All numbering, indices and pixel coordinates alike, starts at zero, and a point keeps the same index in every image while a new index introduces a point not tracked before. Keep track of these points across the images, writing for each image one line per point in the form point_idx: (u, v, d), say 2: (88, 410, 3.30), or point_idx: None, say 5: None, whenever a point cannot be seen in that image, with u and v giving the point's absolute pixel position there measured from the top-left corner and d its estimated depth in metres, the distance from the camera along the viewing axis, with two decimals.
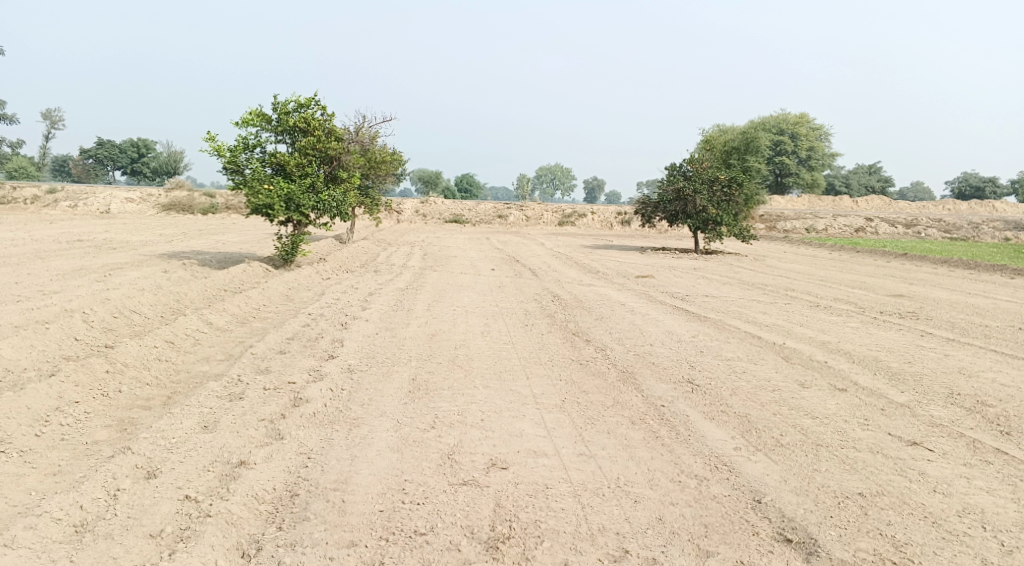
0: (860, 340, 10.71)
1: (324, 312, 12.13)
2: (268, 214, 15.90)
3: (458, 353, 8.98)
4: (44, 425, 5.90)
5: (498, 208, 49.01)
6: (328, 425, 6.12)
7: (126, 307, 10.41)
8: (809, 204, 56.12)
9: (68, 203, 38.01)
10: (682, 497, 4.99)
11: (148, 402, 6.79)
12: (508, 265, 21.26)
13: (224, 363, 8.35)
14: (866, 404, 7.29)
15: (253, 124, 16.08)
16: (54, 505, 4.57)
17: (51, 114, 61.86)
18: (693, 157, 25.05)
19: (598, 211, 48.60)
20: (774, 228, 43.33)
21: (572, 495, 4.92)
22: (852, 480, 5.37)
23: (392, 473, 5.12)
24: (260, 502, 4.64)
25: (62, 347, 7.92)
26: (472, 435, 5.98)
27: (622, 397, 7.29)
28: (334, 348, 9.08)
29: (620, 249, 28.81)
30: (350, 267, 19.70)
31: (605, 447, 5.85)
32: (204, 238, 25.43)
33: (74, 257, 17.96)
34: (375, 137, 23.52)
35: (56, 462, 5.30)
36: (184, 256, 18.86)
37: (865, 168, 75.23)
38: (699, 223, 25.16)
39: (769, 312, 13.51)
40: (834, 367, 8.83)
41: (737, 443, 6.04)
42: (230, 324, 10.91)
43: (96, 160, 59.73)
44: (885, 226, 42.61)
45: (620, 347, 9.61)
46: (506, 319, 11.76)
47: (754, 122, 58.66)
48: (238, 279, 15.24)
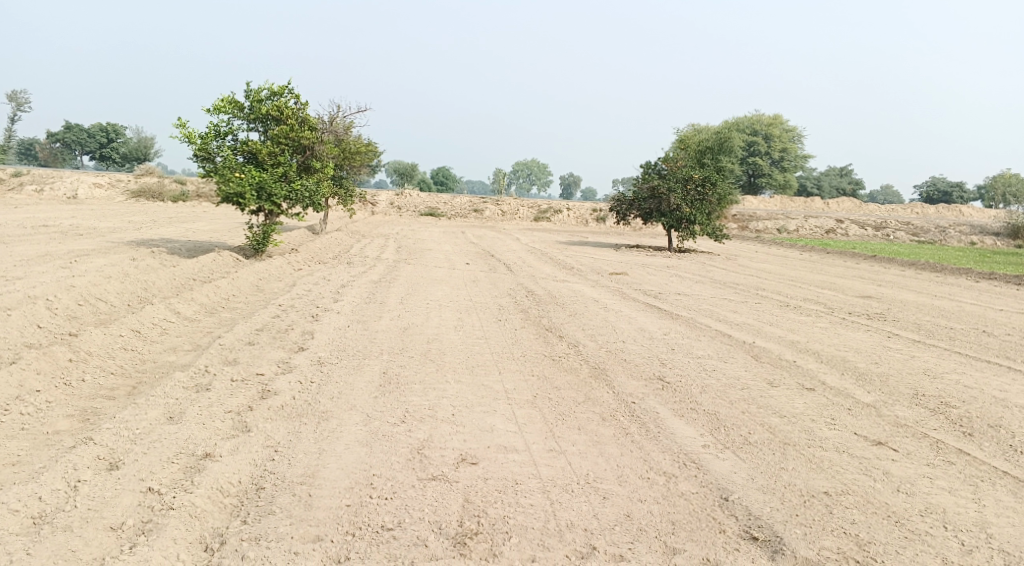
0: (828, 340, 10.87)
1: (295, 303, 11.99)
2: (239, 202, 15.68)
3: (430, 347, 8.94)
4: (3, 414, 5.75)
5: (474, 202, 48.93)
6: (296, 418, 6.05)
7: (92, 295, 10.20)
8: (782, 205, 56.88)
9: (34, 187, 37.16)
10: (650, 494, 5.01)
11: (112, 391, 6.66)
12: (482, 259, 21.24)
13: (191, 353, 8.22)
14: (833, 404, 7.39)
15: (225, 111, 15.83)
16: (12, 496, 4.45)
17: (17, 96, 60.44)
18: (668, 157, 25.31)
19: (574, 208, 48.79)
20: (747, 228, 43.84)
21: (541, 492, 4.91)
22: (817, 479, 5.43)
23: (361, 468, 5.07)
24: (225, 495, 4.57)
25: (23, 335, 7.73)
26: (442, 430, 5.95)
27: (593, 393, 7.30)
28: (304, 340, 8.98)
29: (595, 246, 28.92)
30: (323, 258, 19.52)
31: (576, 443, 5.86)
32: (174, 226, 25.04)
33: (39, 243, 17.55)
34: (350, 127, 23.32)
35: (14, 452, 5.17)
36: (153, 244, 18.54)
37: (836, 171, 76.39)
38: (673, 221, 25.32)
39: (740, 311, 13.66)
40: (803, 366, 8.94)
41: (706, 441, 6.08)
42: (198, 314, 10.75)
43: (64, 144, 58.51)
44: (855, 228, 43.32)
45: (592, 343, 9.63)
46: (480, 313, 11.74)
47: (729, 122, 59.22)
48: (208, 268, 15.01)
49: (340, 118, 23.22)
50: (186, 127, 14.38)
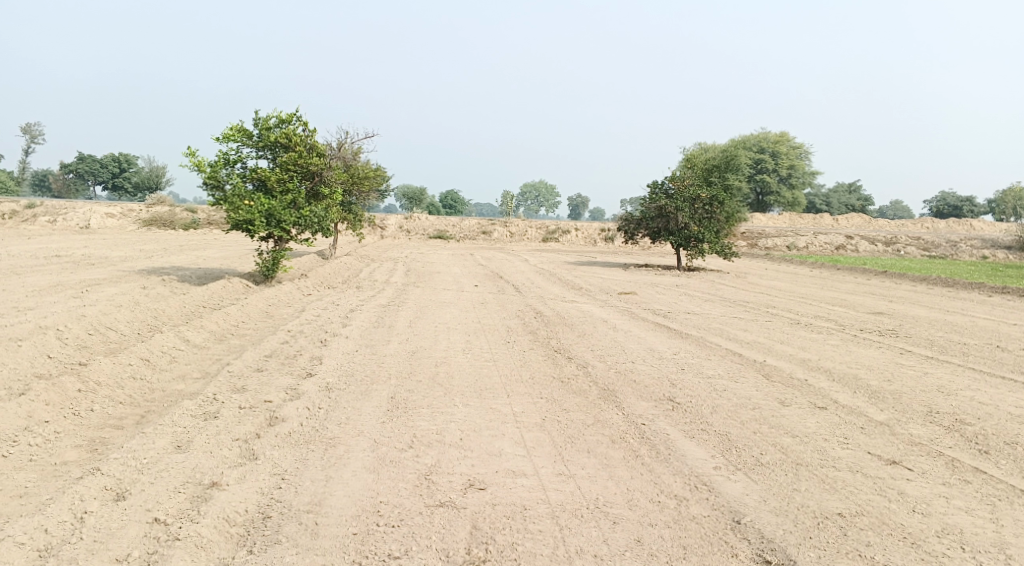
0: (840, 357, 10.77)
1: (304, 329, 12.02)
2: (249, 229, 15.80)
3: (438, 371, 8.92)
4: (12, 445, 5.76)
5: (482, 224, 49.05)
6: (303, 445, 6.03)
7: (102, 324, 10.26)
8: (791, 222, 56.78)
9: (47, 218, 37.58)
10: (661, 518, 4.95)
11: (120, 421, 6.66)
12: (491, 281, 21.25)
13: (200, 381, 8.23)
14: (845, 422, 7.29)
15: (234, 139, 16.00)
16: (18, 528, 4.45)
17: (31, 129, 61.30)
18: (675, 175, 25.22)
19: (582, 228, 48.85)
20: (756, 245, 43.72)
21: (550, 517, 4.86)
22: (831, 499, 5.36)
23: (368, 495, 5.04)
24: (231, 524, 4.55)
25: (33, 365, 7.76)
26: (450, 455, 5.92)
27: (603, 415, 7.25)
28: (313, 366, 8.98)
29: (604, 266, 28.90)
30: (332, 283, 19.60)
31: (585, 467, 5.81)
32: (185, 254, 25.20)
33: (51, 273, 17.70)
34: (358, 153, 23.51)
35: (22, 484, 5.17)
36: (164, 272, 18.68)
37: (845, 187, 76.22)
38: (681, 240, 25.28)
39: (750, 329, 13.57)
40: (814, 384, 8.85)
41: (717, 462, 6.01)
42: (208, 341, 10.78)
43: (77, 175, 59.25)
44: (865, 244, 43.12)
45: (601, 364, 9.58)
46: (488, 336, 11.72)
47: (736, 140, 59.28)
48: (218, 295, 15.09)
49: (348, 144, 23.42)
50: (196, 156, 14.55)
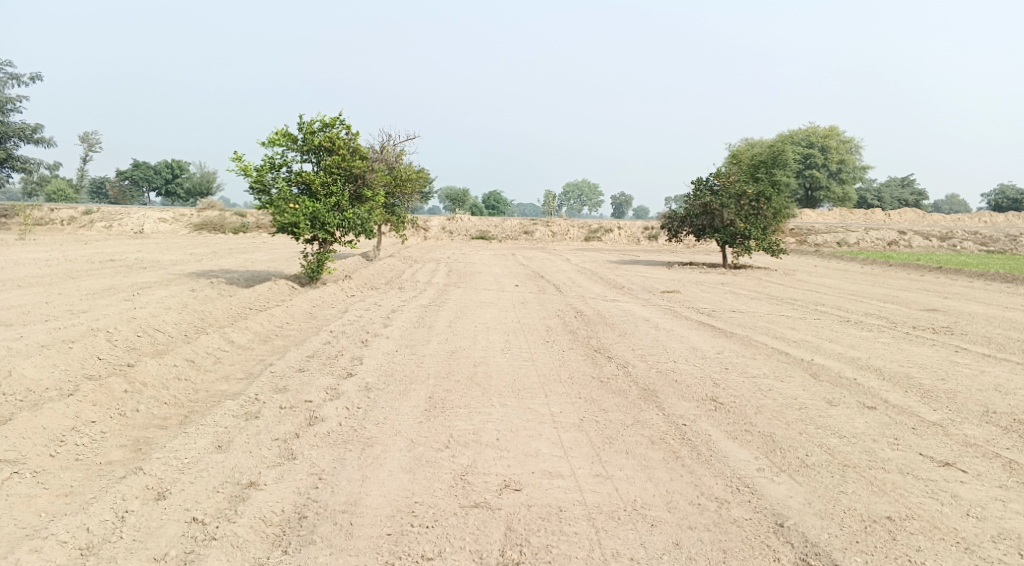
0: (891, 356, 10.40)
1: (346, 330, 12.13)
2: (294, 232, 16.05)
3: (477, 371, 8.89)
4: (60, 445, 5.91)
5: (524, 223, 49.00)
6: (341, 444, 6.05)
7: (150, 326, 10.50)
8: (841, 218, 55.34)
9: (103, 223, 38.80)
10: (701, 521, 4.82)
11: (164, 422, 6.80)
12: (532, 281, 21.16)
13: (243, 382, 8.35)
14: (896, 423, 7.02)
15: (279, 144, 16.25)
16: (62, 527, 4.55)
17: (89, 137, 63.42)
18: (720, 172, 24.77)
19: (625, 227, 48.42)
20: (805, 242, 42.71)
21: (586, 519, 4.77)
22: (880, 502, 5.15)
23: (403, 495, 5.02)
24: (267, 524, 4.58)
25: (84, 367, 7.97)
26: (486, 455, 5.88)
27: (643, 415, 7.13)
28: (353, 366, 9.05)
29: (647, 264, 28.56)
30: (375, 284, 19.77)
31: (623, 468, 5.70)
32: (233, 257, 25.76)
33: (105, 277, 18.25)
34: (400, 155, 23.67)
35: (68, 483, 5.30)
36: (213, 275, 19.11)
37: (898, 181, 73.96)
38: (727, 237, 24.82)
39: (797, 328, 13.22)
40: (864, 384, 8.55)
41: (761, 464, 5.83)
42: (252, 342, 10.95)
43: (132, 181, 61.11)
44: (919, 239, 41.77)
45: (642, 364, 9.43)
46: (528, 335, 11.65)
47: (783, 135, 57.97)
48: (263, 297, 15.35)
49: (390, 146, 23.59)
50: (242, 161, 14.83)
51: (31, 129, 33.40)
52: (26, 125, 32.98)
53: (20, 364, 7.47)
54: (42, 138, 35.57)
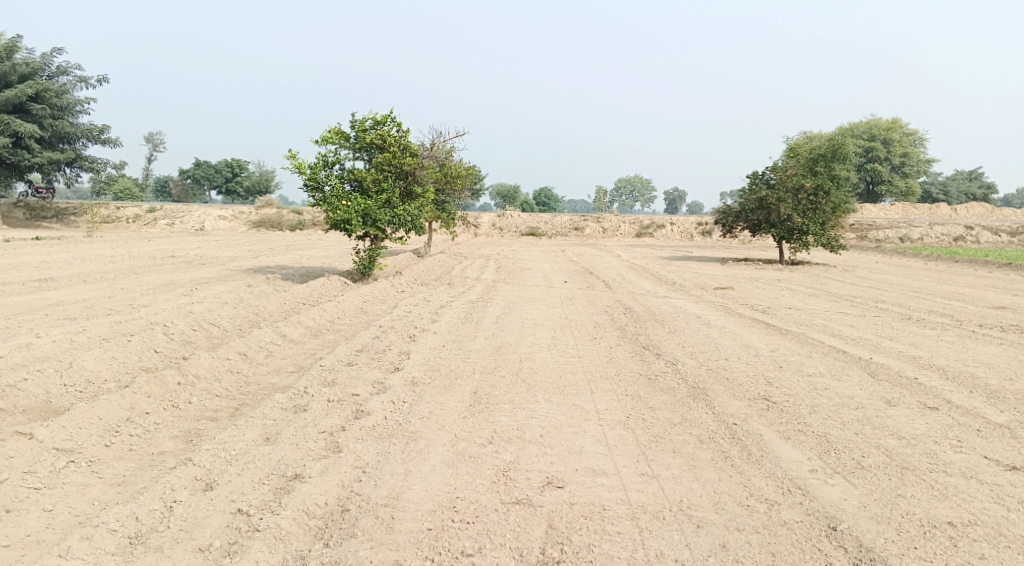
0: (956, 355, 9.94)
1: (395, 325, 12.22)
2: (346, 229, 16.26)
3: (523, 367, 8.84)
4: (114, 435, 6.09)
5: (575, 219, 48.74)
6: (385, 438, 6.08)
7: (206, 320, 10.78)
8: (904, 212, 53.48)
9: (166, 221, 40.07)
10: (749, 523, 4.66)
11: (215, 414, 6.95)
12: (581, 277, 21.00)
13: (293, 376, 8.47)
14: (959, 424, 6.70)
15: (332, 142, 16.50)
16: (114, 515, 4.69)
17: (154, 138, 65.60)
18: (776, 165, 24.19)
19: (677, 223, 47.72)
20: (866, 238, 41.35)
21: (630, 518, 4.67)
22: (940, 507, 4.90)
23: (445, 490, 5.00)
24: (310, 517, 4.62)
25: (141, 359, 8.21)
26: (530, 451, 5.82)
27: (691, 414, 6.96)
28: (400, 361, 9.11)
29: (700, 260, 28.07)
30: (425, 280, 19.90)
31: (669, 467, 5.56)
32: (288, 253, 26.29)
33: (166, 273, 18.83)
34: (450, 151, 23.78)
35: (121, 473, 5.46)
36: (269, 271, 19.55)
37: (965, 174, 71.02)
38: (783, 233, 24.19)
39: (856, 325, 12.79)
40: (926, 384, 8.19)
41: (814, 465, 5.63)
42: (303, 336, 11.14)
43: (194, 180, 62.98)
44: (988, 234, 40.02)
45: (692, 361, 9.23)
46: (575, 332, 11.56)
47: (844, 128, 56.16)
48: (316, 292, 15.61)
49: (440, 143, 23.72)
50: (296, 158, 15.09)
51: (98, 130, 34.69)
52: (94, 126, 34.25)
53: (82, 356, 7.74)
54: (108, 139, 36.89)
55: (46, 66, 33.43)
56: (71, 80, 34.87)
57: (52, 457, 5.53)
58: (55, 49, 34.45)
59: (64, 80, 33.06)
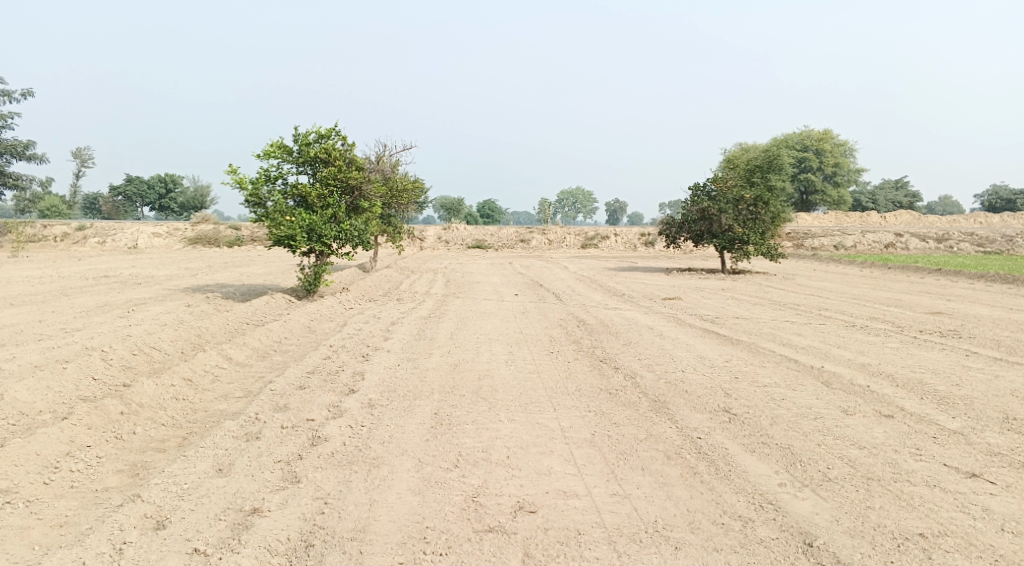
0: (902, 362, 10.20)
1: (346, 344, 11.90)
2: (290, 245, 15.84)
3: (482, 385, 8.67)
4: (54, 471, 5.68)
5: (520, 232, 48.85)
6: (347, 465, 5.83)
7: (147, 343, 10.26)
8: (836, 221, 55.43)
9: (97, 239, 38.47)
10: (727, 542, 4.61)
11: (162, 444, 6.59)
12: (531, 290, 20.94)
13: (243, 401, 8.12)
14: (916, 432, 6.83)
15: (275, 156, 16.07)
16: (57, 562, 4.33)
17: (81, 153, 63.01)
18: (716, 177, 24.69)
19: (622, 233, 48.35)
20: (802, 246, 42.59)
21: (607, 543, 4.57)
22: (910, 519, 4.94)
23: (413, 520, 4.81)
24: (273, 554, 4.37)
25: (78, 388, 7.74)
26: (497, 475, 5.67)
27: (655, 429, 6.91)
28: (355, 382, 8.83)
29: (645, 271, 28.40)
30: (373, 296, 19.54)
31: (640, 486, 5.48)
32: (229, 270, 25.54)
33: (99, 294, 17.97)
34: (396, 165, 23.47)
35: (63, 513, 5.08)
36: (209, 290, 18.91)
37: (891, 184, 74.00)
38: (725, 243, 24.63)
39: (803, 334, 13.03)
40: (879, 391, 8.35)
41: (783, 479, 5.63)
42: (251, 358, 10.74)
43: (126, 197, 60.69)
44: (917, 241, 41.72)
45: (650, 374, 9.22)
46: (531, 346, 11.45)
47: (778, 139, 57.88)
48: (261, 311, 15.12)
49: (385, 157, 23.39)
50: (237, 172, 14.65)
51: (22, 146, 33.18)
52: (18, 141, 32.74)
53: (13, 386, 7.24)
54: (33, 154, 35.29)
55: None
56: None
57: None
58: None
59: None
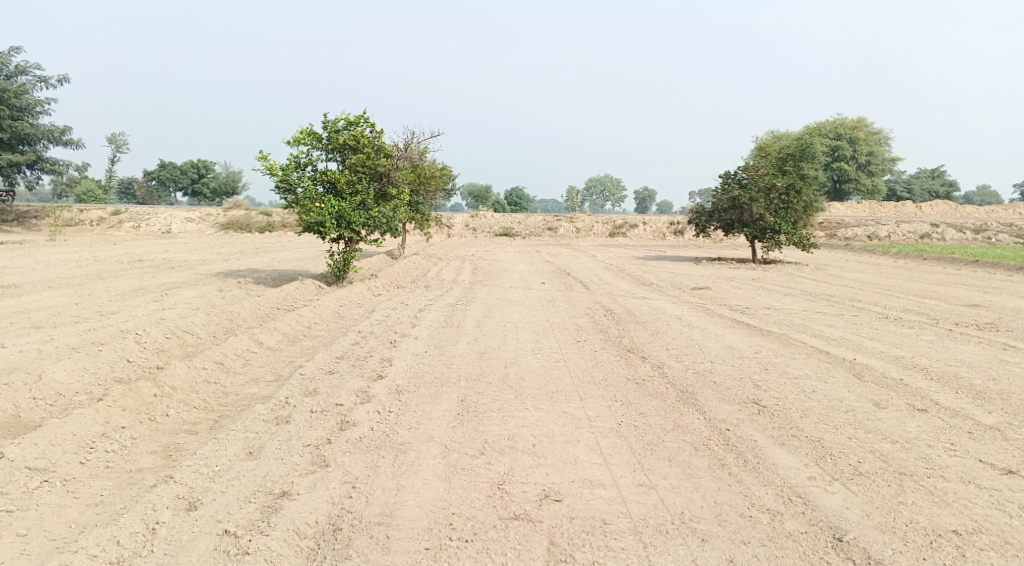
0: (937, 355, 9.99)
1: (374, 329, 11.97)
2: (320, 231, 15.97)
3: (509, 372, 8.68)
4: (89, 452, 5.80)
5: (548, 219, 48.70)
6: (374, 450, 5.88)
7: (179, 327, 10.43)
8: (870, 210, 54.43)
9: (131, 224, 39.16)
10: (755, 535, 4.57)
11: (194, 426, 6.70)
12: (558, 278, 20.89)
13: (272, 385, 8.23)
14: (951, 427, 6.70)
15: (304, 143, 16.17)
16: (92, 541, 4.43)
17: (116, 139, 64.03)
18: (747, 165, 24.35)
19: (650, 222, 47.99)
20: (835, 236, 41.89)
21: (633, 533, 4.55)
22: (943, 515, 4.85)
23: (440, 506, 4.83)
24: (301, 537, 4.42)
25: (113, 370, 7.89)
26: (524, 463, 5.68)
27: (682, 419, 6.86)
28: (382, 368, 8.89)
29: (674, 260, 28.15)
30: (401, 282, 19.64)
31: (667, 477, 5.45)
32: (259, 256, 25.86)
33: (133, 278, 18.30)
34: (424, 152, 23.50)
35: (99, 492, 5.20)
36: (241, 274, 19.16)
37: (927, 173, 72.40)
38: (756, 232, 24.31)
39: (835, 325, 12.83)
40: (912, 385, 8.19)
41: (812, 472, 5.56)
42: (281, 343, 10.87)
43: (159, 182, 61.61)
44: (953, 232, 40.81)
45: (678, 364, 9.14)
46: (558, 335, 11.43)
47: (811, 127, 56.85)
48: (291, 296, 15.28)
49: (413, 144, 23.42)
50: (268, 159, 14.78)
51: (60, 131, 33.80)
52: (55, 127, 33.36)
53: (51, 367, 7.41)
54: (70, 140, 35.95)
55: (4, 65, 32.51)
56: (31, 80, 33.95)
57: (23, 477, 5.24)
58: (13, 48, 33.56)
59: (23, 80, 32.17)
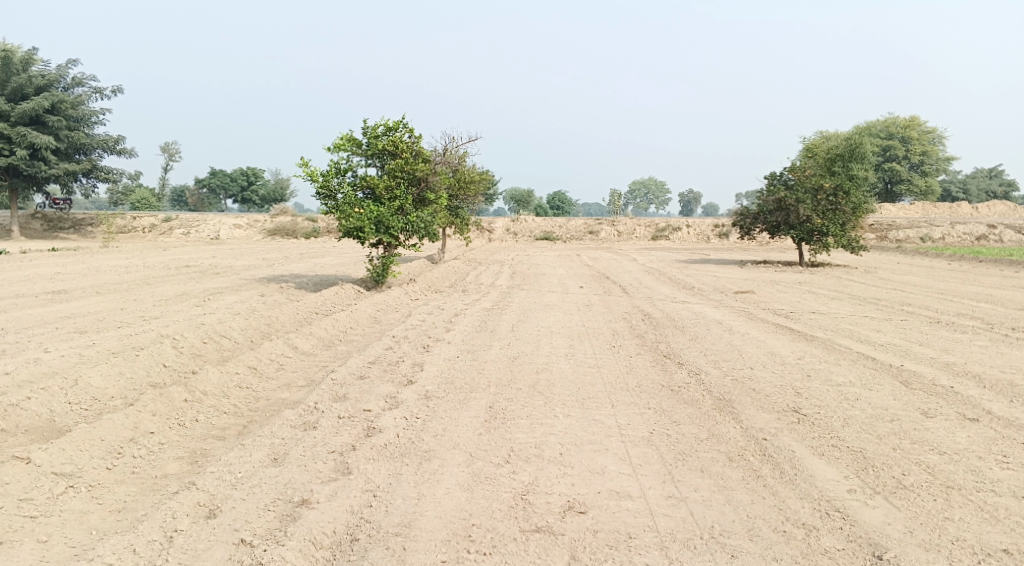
0: (991, 361, 9.51)
1: (408, 335, 11.94)
2: (359, 236, 16.03)
3: (540, 379, 8.53)
4: (116, 457, 5.86)
5: (589, 223, 48.37)
6: (398, 458, 5.79)
7: (217, 332, 10.54)
8: (924, 212, 52.76)
9: (181, 230, 40.11)
10: (788, 552, 4.34)
11: (223, 432, 6.74)
12: (597, 282, 20.65)
13: (303, 390, 8.24)
14: (1004, 438, 6.32)
15: (344, 149, 16.32)
16: (110, 548, 4.44)
17: (169, 147, 65.94)
18: (794, 166, 23.77)
19: (694, 224, 47.24)
20: (886, 238, 40.63)
21: (659, 548, 4.37)
22: (993, 533, 4.54)
23: (459, 516, 4.72)
24: (317, 548, 4.36)
25: (149, 375, 8.00)
26: (549, 472, 5.53)
27: (718, 429, 6.62)
28: (414, 373, 8.82)
29: (717, 263, 27.59)
30: (439, 287, 19.63)
31: (698, 489, 5.24)
32: (302, 261, 26.21)
33: (179, 283, 18.68)
34: (464, 157, 23.51)
35: (122, 499, 5.23)
36: (282, 280, 19.44)
37: (984, 172, 70.02)
38: (803, 234, 23.61)
39: (883, 330, 12.35)
40: (963, 393, 7.79)
41: (852, 485, 5.29)
42: (316, 347, 10.92)
43: (209, 189, 63.12)
44: (1011, 233, 39.29)
45: (716, 371, 8.87)
46: (592, 340, 11.22)
47: (861, 126, 55.38)
48: (330, 301, 15.38)
49: (452, 149, 23.44)
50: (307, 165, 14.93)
51: (114, 141, 34.85)
52: (109, 136, 34.39)
53: (88, 372, 7.54)
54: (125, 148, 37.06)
55: (61, 77, 33.62)
56: (87, 91, 35.09)
57: (50, 482, 5.30)
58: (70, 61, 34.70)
59: (79, 91, 33.22)
